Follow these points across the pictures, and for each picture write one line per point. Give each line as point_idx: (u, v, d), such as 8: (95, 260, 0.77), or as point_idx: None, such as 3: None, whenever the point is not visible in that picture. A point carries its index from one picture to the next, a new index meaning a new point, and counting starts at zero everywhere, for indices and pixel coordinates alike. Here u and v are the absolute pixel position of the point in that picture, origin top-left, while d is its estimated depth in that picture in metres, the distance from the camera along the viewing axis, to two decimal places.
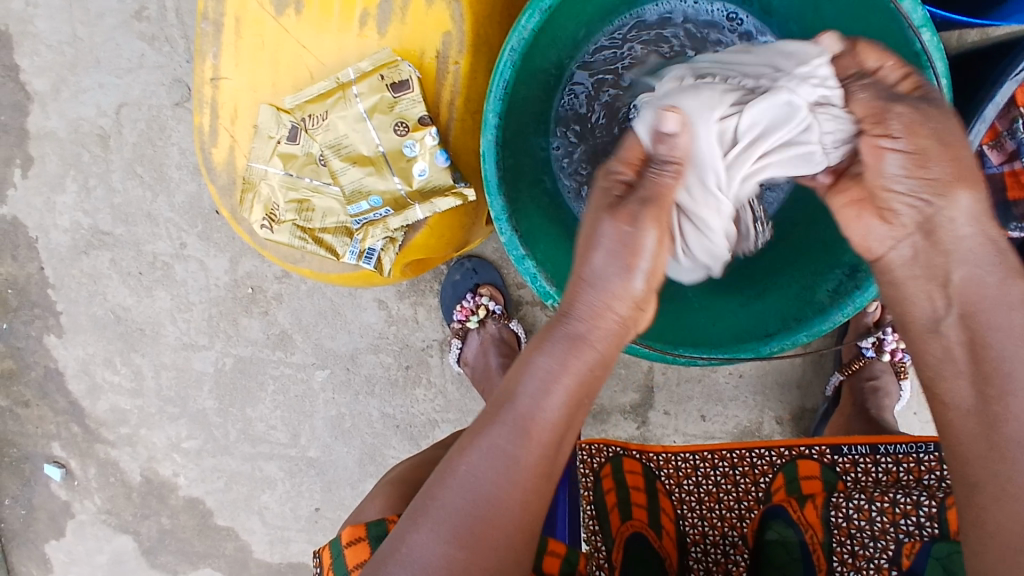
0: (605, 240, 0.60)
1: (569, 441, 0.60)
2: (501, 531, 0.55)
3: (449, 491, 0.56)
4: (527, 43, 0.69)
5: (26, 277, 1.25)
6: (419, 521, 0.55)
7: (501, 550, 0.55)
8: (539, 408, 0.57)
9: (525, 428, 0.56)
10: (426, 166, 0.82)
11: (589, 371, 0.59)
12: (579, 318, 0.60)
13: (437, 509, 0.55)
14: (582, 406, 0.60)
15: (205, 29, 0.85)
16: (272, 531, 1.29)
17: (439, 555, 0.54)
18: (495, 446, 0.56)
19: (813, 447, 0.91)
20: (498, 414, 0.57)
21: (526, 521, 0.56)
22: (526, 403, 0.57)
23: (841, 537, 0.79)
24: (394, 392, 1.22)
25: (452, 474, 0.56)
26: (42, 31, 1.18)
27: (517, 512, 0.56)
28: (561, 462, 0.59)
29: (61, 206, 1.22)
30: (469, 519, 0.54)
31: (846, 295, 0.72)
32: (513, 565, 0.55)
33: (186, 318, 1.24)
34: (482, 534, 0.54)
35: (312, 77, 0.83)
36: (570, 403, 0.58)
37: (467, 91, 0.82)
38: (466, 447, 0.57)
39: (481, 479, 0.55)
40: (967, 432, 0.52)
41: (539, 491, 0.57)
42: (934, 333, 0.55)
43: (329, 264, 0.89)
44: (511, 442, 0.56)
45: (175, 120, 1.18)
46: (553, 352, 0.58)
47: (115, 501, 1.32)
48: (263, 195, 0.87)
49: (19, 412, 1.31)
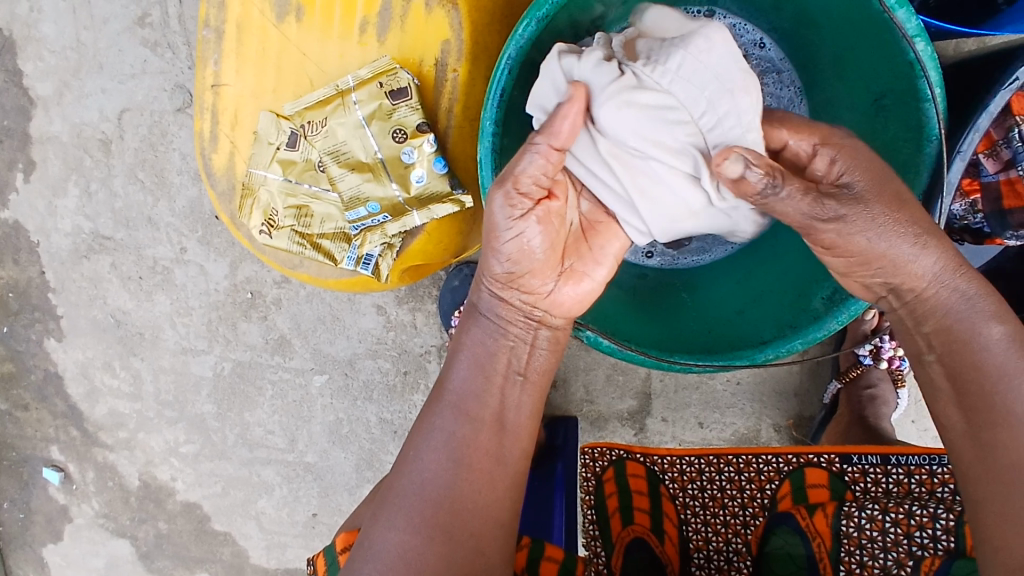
0: (498, 222, 0.61)
1: (510, 425, 0.65)
2: (453, 515, 0.60)
3: (403, 482, 0.62)
4: (524, 51, 0.69)
5: (27, 281, 1.26)
6: (380, 517, 0.61)
7: (464, 531, 0.60)
8: (469, 393, 0.64)
9: (459, 412, 0.64)
10: (424, 173, 0.82)
11: (508, 354, 0.66)
12: (488, 310, 0.67)
13: (396, 503, 0.61)
14: (512, 390, 0.66)
15: (206, 36, 0.86)
16: (269, 536, 1.29)
17: (396, 544, 0.59)
18: (436, 431, 0.63)
19: (822, 456, 0.91)
20: (435, 406, 0.65)
21: (485, 503, 0.62)
22: (456, 391, 0.65)
23: (851, 547, 0.78)
24: (391, 397, 1.22)
25: (406, 465, 0.63)
26: (47, 36, 1.19)
27: (468, 495, 0.61)
28: (506, 445, 0.64)
29: (63, 210, 1.23)
30: (423, 505, 0.60)
31: (839, 305, 0.72)
32: (471, 548, 0.60)
33: (186, 322, 1.24)
34: (433, 517, 0.60)
35: (312, 84, 0.84)
36: (495, 384, 0.65)
37: (465, 98, 0.83)
38: (414, 439, 0.64)
39: (428, 464, 0.62)
40: (964, 453, 0.55)
41: (488, 474, 0.62)
42: (922, 365, 0.59)
43: (327, 269, 0.90)
44: (450, 428, 0.63)
45: (177, 126, 1.19)
46: (470, 347, 0.67)
47: (113, 505, 1.32)
48: (262, 200, 0.87)
49: (18, 416, 1.31)
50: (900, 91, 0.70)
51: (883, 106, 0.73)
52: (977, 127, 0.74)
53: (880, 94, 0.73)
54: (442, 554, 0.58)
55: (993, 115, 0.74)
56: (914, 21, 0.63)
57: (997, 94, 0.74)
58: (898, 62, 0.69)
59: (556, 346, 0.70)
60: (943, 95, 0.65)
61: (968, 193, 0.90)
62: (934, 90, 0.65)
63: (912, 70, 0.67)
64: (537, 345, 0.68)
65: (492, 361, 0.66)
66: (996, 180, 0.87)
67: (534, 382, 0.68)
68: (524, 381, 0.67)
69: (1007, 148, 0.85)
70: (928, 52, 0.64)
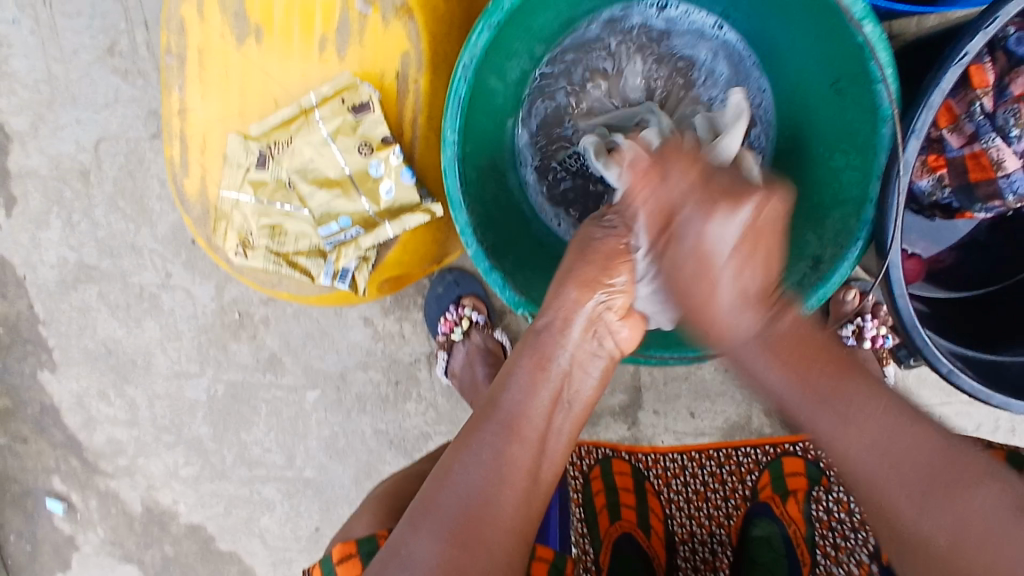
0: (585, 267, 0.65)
1: (551, 450, 0.63)
2: (489, 527, 0.57)
3: (445, 491, 0.58)
4: (479, 58, 0.70)
5: (16, 315, 1.27)
6: (420, 525, 0.58)
7: (494, 547, 0.57)
8: (521, 409, 0.61)
9: (512, 426, 0.61)
10: (392, 186, 0.83)
11: (562, 377, 0.64)
12: (546, 328, 0.65)
13: (435, 507, 0.58)
14: (559, 414, 0.64)
15: (169, 63, 0.85)
16: (274, 553, 1.30)
17: (438, 554, 0.56)
18: (482, 443, 0.60)
19: (797, 444, 0.93)
20: (488, 415, 0.62)
21: (520, 523, 0.59)
22: (512, 405, 0.61)
23: (823, 530, 0.81)
24: (385, 408, 1.23)
25: (448, 474, 0.59)
26: (19, 71, 1.19)
27: (506, 508, 0.58)
28: (544, 467, 0.62)
29: (47, 242, 1.24)
30: (461, 513, 0.57)
31: (818, 283, 0.73)
32: (505, 563, 0.58)
33: (176, 346, 1.25)
34: (474, 528, 0.57)
35: (277, 104, 0.85)
36: (552, 404, 0.63)
37: (428, 109, 0.84)
38: (458, 450, 0.60)
39: (472, 475, 0.58)
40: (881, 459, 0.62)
41: (525, 490, 0.60)
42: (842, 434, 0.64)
43: (307, 287, 0.91)
44: (498, 439, 0.60)
45: (153, 152, 1.20)
46: (528, 353, 0.64)
47: (117, 531, 1.32)
48: (237, 223, 0.87)
49: (17, 449, 1.32)
50: (853, 73, 0.71)
51: (839, 90, 0.74)
52: (930, 104, 0.66)
53: (836, 77, 0.73)
54: (479, 566, 0.56)
55: (946, 91, 0.66)
56: (859, 4, 0.64)
57: (946, 69, 0.65)
58: (847, 47, 0.69)
59: (603, 377, 0.68)
60: (894, 76, 0.66)
61: (933, 169, 0.86)
62: (885, 71, 0.66)
63: (861, 53, 0.67)
64: (589, 372, 0.66)
65: (548, 374, 0.63)
66: (961, 155, 0.83)
67: (577, 411, 0.66)
68: (570, 409, 0.65)
69: (969, 123, 0.82)
70: (876, 34, 0.65)
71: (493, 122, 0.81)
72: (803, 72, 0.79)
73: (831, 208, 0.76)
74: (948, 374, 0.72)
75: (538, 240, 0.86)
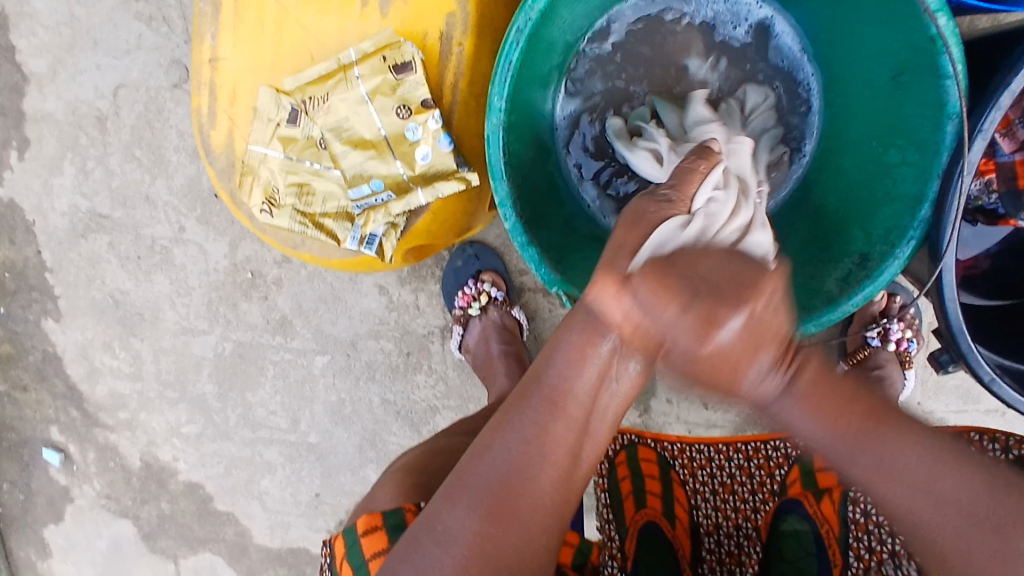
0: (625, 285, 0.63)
1: (596, 427, 0.56)
2: (527, 502, 0.54)
3: (479, 464, 0.55)
4: (535, 23, 0.67)
5: (24, 261, 1.24)
6: (453, 496, 0.55)
7: (529, 523, 0.54)
8: (566, 389, 0.54)
9: (553, 403, 0.54)
10: (429, 151, 0.81)
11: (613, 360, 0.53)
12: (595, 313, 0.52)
13: (468, 478, 0.55)
14: (610, 388, 0.55)
15: (203, 9, 0.83)
16: (271, 516, 1.29)
17: (472, 531, 0.53)
18: (524, 419, 0.54)
19: None
20: (528, 388, 0.55)
21: (561, 498, 0.55)
22: (554, 378, 0.54)
23: (858, 533, 0.76)
24: (394, 378, 1.21)
25: (485, 447, 0.55)
26: (40, 10, 1.16)
27: (545, 487, 0.54)
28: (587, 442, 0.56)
29: (60, 188, 1.21)
30: (496, 487, 0.54)
31: (869, 277, 0.72)
32: (542, 538, 0.55)
33: (186, 302, 1.23)
34: (508, 504, 0.53)
35: (312, 59, 0.82)
36: (601, 379, 0.54)
37: (470, 74, 0.81)
38: (499, 423, 0.55)
39: (509, 452, 0.54)
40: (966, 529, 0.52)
41: (565, 466, 0.55)
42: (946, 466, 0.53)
43: (330, 249, 0.88)
44: (538, 417, 0.54)
45: (173, 102, 1.16)
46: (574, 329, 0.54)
47: (115, 485, 1.31)
48: (263, 178, 0.85)
49: (17, 397, 1.30)
50: (918, 65, 0.68)
51: (901, 83, 0.72)
52: (999, 105, 0.64)
53: (898, 69, 0.71)
54: (515, 540, 0.54)
55: (1015, 93, 0.63)
56: None
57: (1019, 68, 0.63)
58: (916, 37, 0.67)
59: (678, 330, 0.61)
60: (966, 72, 0.64)
61: (982, 173, 0.84)
62: (956, 66, 0.63)
63: (933, 44, 0.65)
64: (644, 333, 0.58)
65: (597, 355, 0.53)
66: (1012, 160, 0.81)
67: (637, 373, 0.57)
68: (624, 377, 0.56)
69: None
70: (950, 27, 0.62)
71: (536, 93, 0.79)
72: (857, 62, 0.77)
73: (882, 204, 0.75)
74: (988, 383, 0.71)
75: (574, 215, 0.85)
